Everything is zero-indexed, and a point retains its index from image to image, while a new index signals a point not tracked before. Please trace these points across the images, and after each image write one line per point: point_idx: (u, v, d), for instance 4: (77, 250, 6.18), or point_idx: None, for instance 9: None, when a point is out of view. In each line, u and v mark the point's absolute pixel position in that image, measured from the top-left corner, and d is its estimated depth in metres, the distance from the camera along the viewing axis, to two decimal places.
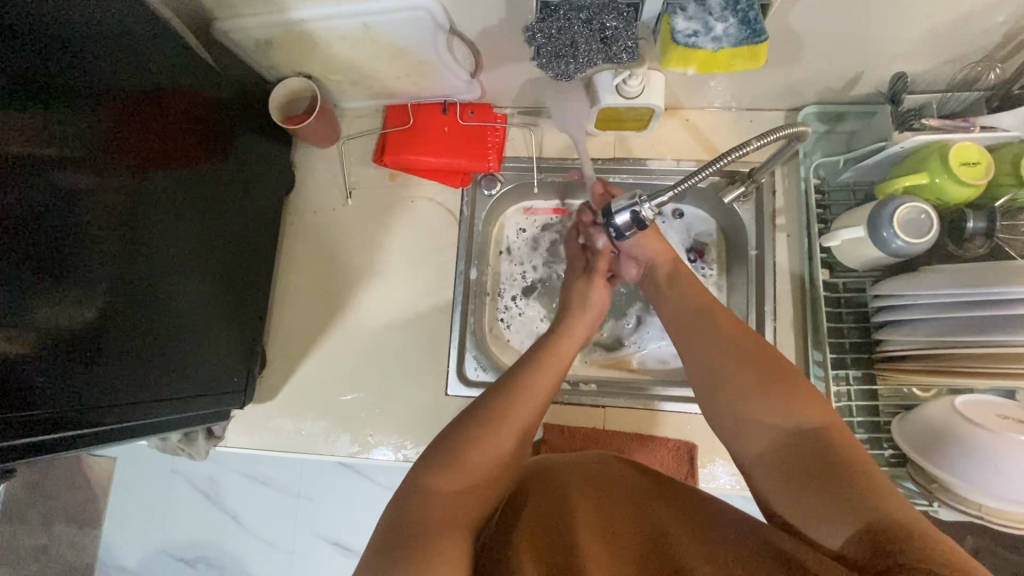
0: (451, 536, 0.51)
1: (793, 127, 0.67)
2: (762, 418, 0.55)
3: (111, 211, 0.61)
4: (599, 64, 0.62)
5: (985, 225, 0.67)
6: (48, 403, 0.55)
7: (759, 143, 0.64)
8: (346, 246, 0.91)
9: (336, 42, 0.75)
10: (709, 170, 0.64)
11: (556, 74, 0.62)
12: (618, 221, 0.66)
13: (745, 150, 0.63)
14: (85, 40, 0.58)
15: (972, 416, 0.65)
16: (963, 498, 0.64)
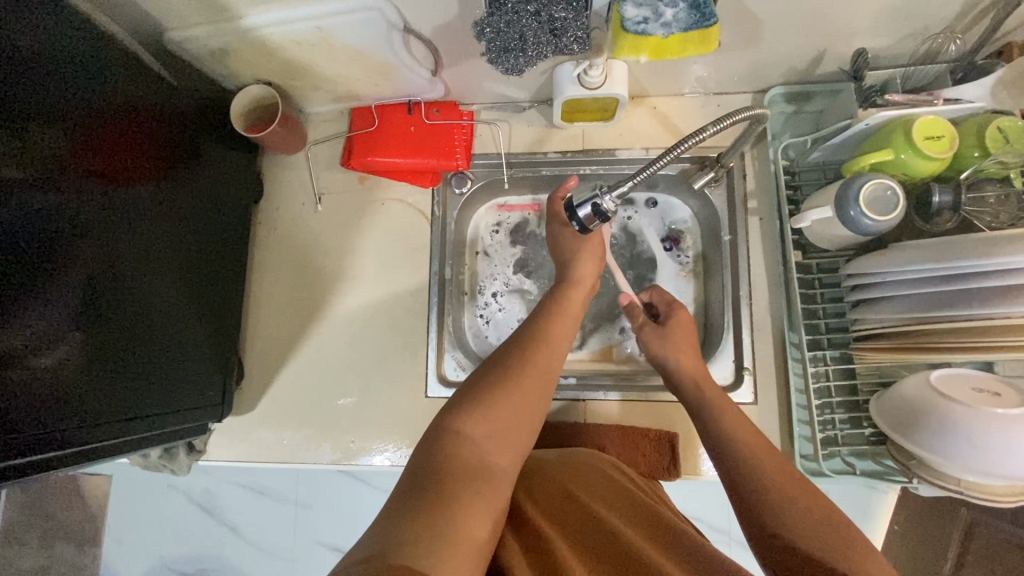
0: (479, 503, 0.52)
1: (753, 111, 0.66)
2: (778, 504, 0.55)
3: (84, 233, 0.61)
4: (550, 56, 0.61)
5: (951, 199, 0.66)
6: (30, 426, 0.55)
7: (715, 129, 0.63)
8: (320, 253, 0.90)
9: (294, 48, 0.74)
10: (668, 157, 0.62)
11: (506, 69, 0.62)
12: (581, 214, 0.65)
13: (701, 137, 0.62)
14: (41, 58, 0.57)
15: (947, 391, 0.65)
16: (941, 473, 0.65)
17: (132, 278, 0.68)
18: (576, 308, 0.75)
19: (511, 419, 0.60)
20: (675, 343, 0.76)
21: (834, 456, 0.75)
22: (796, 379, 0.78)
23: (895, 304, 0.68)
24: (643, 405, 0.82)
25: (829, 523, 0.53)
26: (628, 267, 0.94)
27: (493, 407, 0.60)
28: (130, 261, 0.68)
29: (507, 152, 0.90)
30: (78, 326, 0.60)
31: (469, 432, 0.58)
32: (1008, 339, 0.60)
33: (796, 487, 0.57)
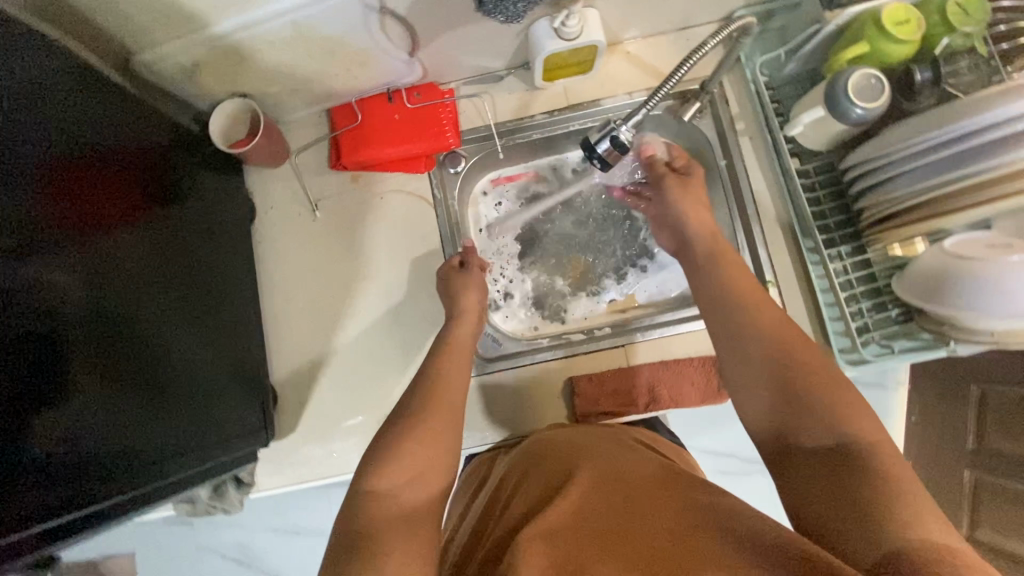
0: (411, 542, 0.51)
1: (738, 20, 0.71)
2: (806, 406, 0.53)
3: (75, 288, 0.56)
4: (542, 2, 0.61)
5: (932, 74, 0.69)
6: (60, 486, 0.51)
7: (712, 43, 0.66)
8: (326, 260, 0.88)
9: (270, 51, 0.72)
10: (665, 90, 0.66)
11: (503, 18, 0.61)
12: (601, 150, 0.66)
13: (700, 53, 0.66)
14: (27, 101, 0.53)
15: (961, 252, 0.68)
16: (974, 330, 0.69)
17: (138, 327, 0.63)
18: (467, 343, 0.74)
19: (431, 449, 0.60)
20: (695, 197, 0.75)
21: (869, 342, 0.78)
22: (816, 277, 0.81)
23: (905, 182, 0.70)
24: (681, 337, 0.84)
25: (833, 410, 0.51)
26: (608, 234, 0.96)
27: (405, 454, 0.58)
28: (131, 311, 0.63)
29: (495, 122, 0.90)
30: (98, 392, 0.56)
31: (383, 485, 0.56)
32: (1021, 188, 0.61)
33: (811, 367, 0.55)
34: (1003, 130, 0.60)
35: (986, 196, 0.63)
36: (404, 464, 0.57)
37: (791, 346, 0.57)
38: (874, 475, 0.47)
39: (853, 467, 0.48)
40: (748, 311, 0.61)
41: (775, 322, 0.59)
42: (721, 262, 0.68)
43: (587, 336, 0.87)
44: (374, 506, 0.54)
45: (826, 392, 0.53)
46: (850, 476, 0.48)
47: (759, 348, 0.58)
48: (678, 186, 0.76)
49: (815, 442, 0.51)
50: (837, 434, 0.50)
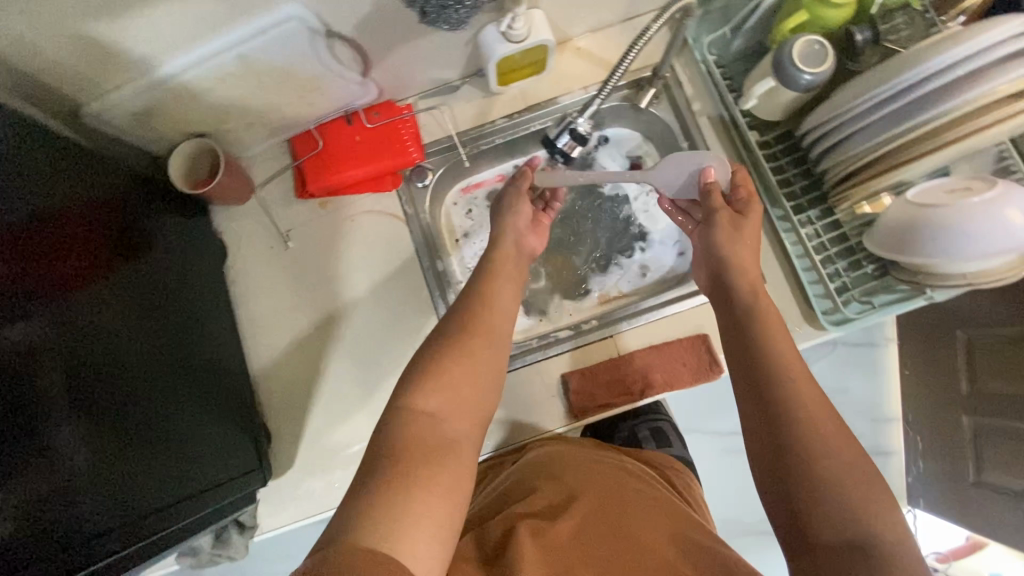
0: (440, 476, 0.58)
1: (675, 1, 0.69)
2: (812, 447, 0.55)
3: (53, 341, 0.55)
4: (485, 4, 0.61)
5: (871, 33, 0.71)
6: (49, 553, 0.50)
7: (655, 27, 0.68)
8: (305, 290, 0.87)
9: (221, 88, 0.72)
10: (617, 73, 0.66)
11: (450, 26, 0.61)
12: None
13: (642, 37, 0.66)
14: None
15: (925, 201, 0.70)
16: (948, 275, 0.70)
17: (123, 375, 0.63)
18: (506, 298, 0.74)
19: (469, 370, 0.66)
20: (744, 237, 0.70)
21: (851, 301, 0.79)
22: (790, 243, 0.82)
23: (861, 139, 0.72)
24: (667, 320, 0.85)
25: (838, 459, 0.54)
26: (592, 221, 0.99)
27: (445, 378, 0.64)
28: (115, 364, 0.62)
29: (457, 132, 0.90)
30: (88, 445, 0.55)
31: (424, 408, 0.62)
32: (983, 124, 0.63)
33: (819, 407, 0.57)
34: (953, 74, 0.63)
35: (947, 139, 0.65)
36: (438, 397, 0.63)
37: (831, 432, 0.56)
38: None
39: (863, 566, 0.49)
40: (787, 386, 0.59)
41: (817, 401, 0.58)
42: (756, 318, 0.65)
43: (575, 331, 0.87)
44: (412, 429, 0.60)
45: (853, 486, 0.53)
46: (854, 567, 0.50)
47: (793, 424, 0.57)
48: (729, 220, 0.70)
49: (832, 535, 0.52)
50: (857, 532, 0.51)
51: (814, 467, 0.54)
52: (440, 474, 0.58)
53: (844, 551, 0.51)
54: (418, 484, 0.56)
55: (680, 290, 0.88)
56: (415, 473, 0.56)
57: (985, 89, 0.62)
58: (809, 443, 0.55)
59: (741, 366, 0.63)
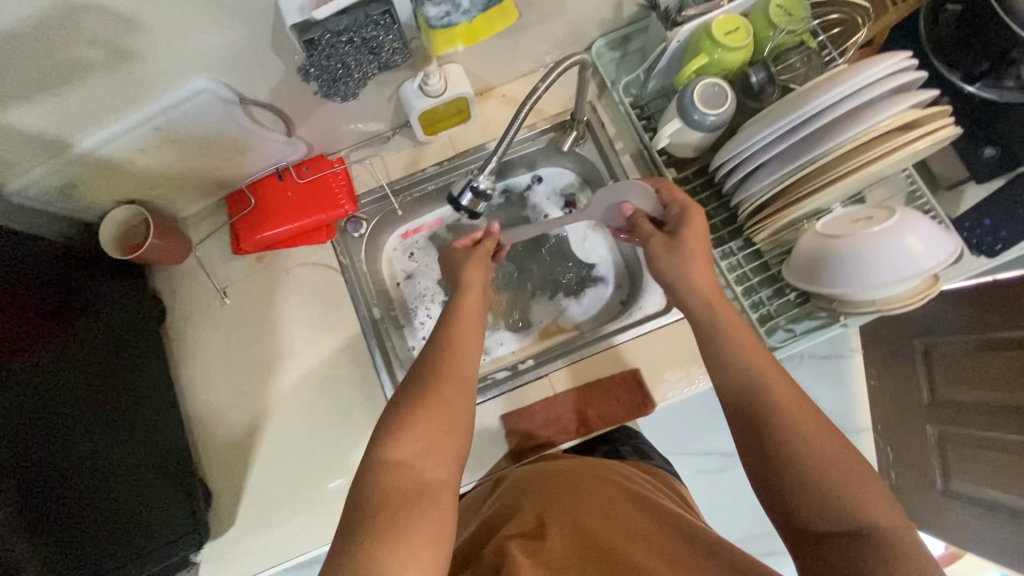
0: (421, 529, 0.53)
1: (573, 56, 0.68)
2: (796, 433, 0.57)
3: None
4: (378, 73, 0.66)
5: (766, 75, 0.75)
6: None
7: (546, 84, 0.67)
8: (244, 346, 0.88)
9: (142, 158, 0.74)
10: (515, 126, 0.66)
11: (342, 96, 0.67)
12: (464, 201, 0.65)
13: (535, 96, 0.66)
14: None
15: (831, 231, 0.72)
16: (860, 302, 0.72)
17: (50, 453, 0.66)
18: (472, 339, 0.71)
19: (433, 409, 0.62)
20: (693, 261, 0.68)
21: (776, 329, 0.80)
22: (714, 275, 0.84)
23: (765, 174, 0.74)
24: (602, 357, 0.86)
25: (821, 437, 0.56)
26: (532, 258, 1.00)
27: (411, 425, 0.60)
28: (26, 433, 0.64)
29: (388, 182, 0.92)
30: None
31: (396, 459, 0.58)
32: (865, 158, 0.66)
33: (790, 395, 0.59)
34: (836, 112, 0.67)
35: (835, 173, 0.68)
36: (416, 434, 0.59)
37: (817, 426, 0.57)
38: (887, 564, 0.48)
39: (867, 554, 0.50)
40: (757, 385, 0.60)
41: (795, 400, 0.59)
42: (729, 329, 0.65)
43: (512, 372, 0.88)
44: (384, 480, 0.57)
45: (842, 474, 0.54)
46: (861, 558, 0.50)
47: (779, 424, 0.57)
48: (662, 248, 0.70)
49: (831, 524, 0.52)
50: (851, 521, 0.52)
51: (805, 464, 0.55)
52: (425, 529, 0.54)
53: (843, 541, 0.51)
54: (404, 549, 0.51)
55: (616, 324, 0.90)
56: (397, 527, 0.52)
57: (864, 126, 0.65)
58: (796, 441, 0.56)
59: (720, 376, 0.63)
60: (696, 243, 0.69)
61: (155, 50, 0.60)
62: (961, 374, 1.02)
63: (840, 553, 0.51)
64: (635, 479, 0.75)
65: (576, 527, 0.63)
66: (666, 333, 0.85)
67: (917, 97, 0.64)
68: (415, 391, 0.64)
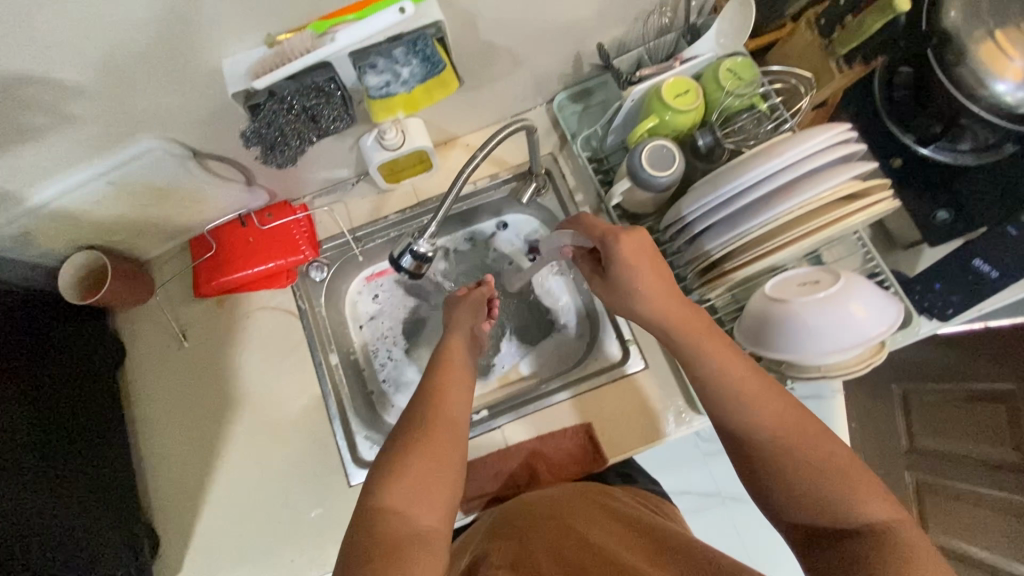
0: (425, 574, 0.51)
1: (520, 120, 0.71)
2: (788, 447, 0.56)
3: None
4: (317, 141, 0.68)
5: (712, 139, 0.75)
6: None
7: (485, 153, 0.69)
8: (200, 389, 0.88)
9: (98, 208, 0.75)
10: (454, 191, 0.68)
11: (281, 163, 0.69)
12: (405, 263, 0.68)
13: (472, 164, 0.68)
14: None
15: (778, 294, 0.72)
16: (806, 366, 0.72)
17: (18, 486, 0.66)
18: (461, 384, 0.68)
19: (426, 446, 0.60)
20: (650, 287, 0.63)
21: None
22: None
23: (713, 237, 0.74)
24: (555, 410, 0.85)
25: (806, 444, 0.56)
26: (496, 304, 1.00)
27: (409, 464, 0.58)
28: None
29: (350, 229, 0.94)
30: None
31: (392, 502, 0.56)
32: (791, 235, 0.68)
33: (776, 407, 0.58)
34: (766, 188, 0.68)
35: (765, 248, 0.69)
36: (404, 482, 0.57)
37: (800, 429, 0.57)
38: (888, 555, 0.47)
39: (866, 548, 0.49)
40: (742, 406, 0.59)
41: (777, 409, 0.58)
42: (699, 344, 0.62)
43: None
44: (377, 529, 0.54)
45: (832, 472, 0.53)
46: (861, 553, 0.49)
47: (762, 435, 0.57)
48: (607, 290, 0.68)
49: (825, 521, 0.52)
50: (843, 519, 0.52)
51: (793, 468, 0.55)
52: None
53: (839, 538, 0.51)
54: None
55: (570, 376, 0.90)
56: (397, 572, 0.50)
57: (792, 204, 0.67)
58: (780, 448, 0.56)
59: (698, 397, 0.62)
60: (635, 268, 0.63)
61: (101, 114, 0.61)
62: (940, 424, 1.01)
63: (840, 551, 0.50)
64: (628, 502, 0.74)
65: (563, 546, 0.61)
66: (619, 387, 0.85)
67: (857, 168, 0.65)
68: (406, 435, 0.61)
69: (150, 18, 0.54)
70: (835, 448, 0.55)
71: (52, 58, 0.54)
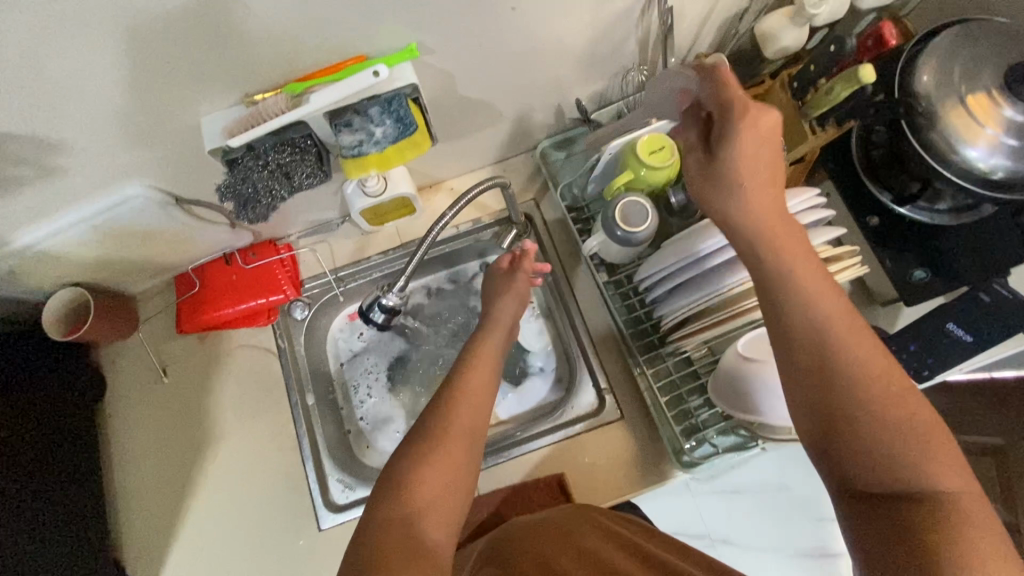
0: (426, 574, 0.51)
1: (491, 179, 0.75)
2: (869, 402, 0.47)
3: None
4: (289, 196, 0.68)
5: (684, 198, 0.79)
6: None
7: (453, 213, 0.72)
8: (178, 424, 0.89)
9: (83, 250, 0.77)
10: (423, 248, 0.72)
11: (253, 217, 0.70)
12: (373, 316, 0.75)
13: (440, 224, 0.71)
14: None
15: (753, 354, 0.70)
16: (776, 428, 0.71)
17: None
18: (484, 385, 0.69)
19: (449, 445, 0.61)
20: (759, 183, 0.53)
21: (703, 442, 0.79)
22: (643, 384, 0.84)
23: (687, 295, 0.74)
24: (528, 458, 0.85)
25: (887, 403, 0.47)
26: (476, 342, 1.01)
27: (428, 461, 0.59)
28: None
29: (333, 269, 0.95)
30: None
31: (412, 496, 0.57)
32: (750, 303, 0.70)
33: (865, 350, 0.49)
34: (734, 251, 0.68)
35: (729, 313, 0.71)
36: (426, 481, 0.58)
37: (882, 380, 0.48)
38: (951, 537, 0.42)
39: (930, 522, 0.43)
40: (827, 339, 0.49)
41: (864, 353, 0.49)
42: (791, 262, 0.52)
43: None
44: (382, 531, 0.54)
45: (908, 434, 0.46)
46: (919, 529, 0.43)
47: (839, 379, 0.48)
48: (698, 176, 0.56)
49: (887, 485, 0.46)
50: (907, 485, 0.45)
51: (865, 424, 0.47)
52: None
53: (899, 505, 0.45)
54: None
55: (546, 423, 0.88)
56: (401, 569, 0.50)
57: None
58: (856, 397, 0.48)
59: (769, 317, 0.52)
60: (745, 164, 0.53)
61: (85, 165, 0.64)
62: None
63: (897, 519, 0.45)
64: (632, 525, 0.70)
65: (566, 553, 0.61)
66: (594, 438, 0.85)
67: (825, 235, 0.66)
68: (423, 436, 0.62)
69: (132, 79, 0.56)
70: (920, 407, 0.47)
71: (37, 117, 0.56)
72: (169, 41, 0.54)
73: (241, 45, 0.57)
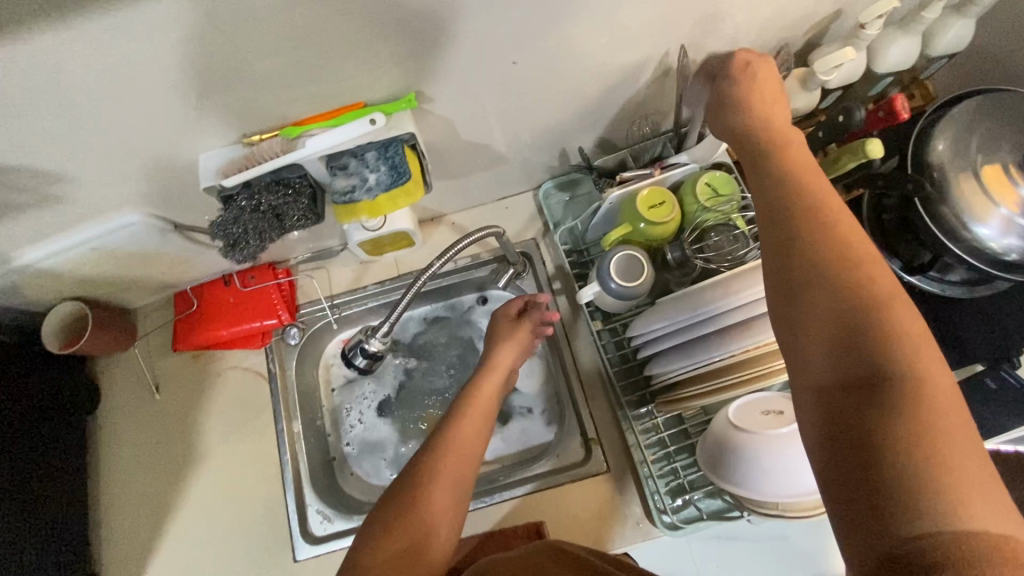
0: None
1: (488, 230, 0.77)
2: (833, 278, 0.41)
3: None
4: (281, 237, 0.68)
5: (681, 255, 0.77)
6: None
7: (442, 261, 0.74)
8: (166, 440, 0.90)
9: (83, 268, 0.78)
10: (409, 297, 0.75)
11: (241, 257, 0.70)
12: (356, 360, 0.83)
13: (427, 270, 0.74)
14: None
15: (741, 423, 0.68)
16: (763, 502, 0.68)
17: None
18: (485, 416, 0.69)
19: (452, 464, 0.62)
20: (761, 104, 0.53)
21: (687, 504, 0.78)
22: (631, 438, 0.82)
23: (679, 357, 0.72)
24: (508, 505, 0.83)
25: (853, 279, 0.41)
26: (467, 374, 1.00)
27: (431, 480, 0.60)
28: None
29: (329, 297, 0.95)
30: None
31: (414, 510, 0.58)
32: (747, 373, 0.68)
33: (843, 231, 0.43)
34: (728, 320, 0.67)
35: (721, 382, 0.70)
36: (431, 498, 0.59)
37: (854, 260, 0.42)
38: (900, 430, 0.35)
39: (874, 412, 0.36)
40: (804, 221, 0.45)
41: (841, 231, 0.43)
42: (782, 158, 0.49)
43: None
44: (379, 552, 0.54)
45: (870, 317, 0.39)
46: (864, 409, 0.37)
47: (799, 258, 0.43)
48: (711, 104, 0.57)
49: (833, 373, 0.39)
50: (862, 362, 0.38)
51: (819, 306, 0.41)
52: None
53: (843, 395, 0.38)
54: None
55: (531, 470, 0.88)
56: None
57: (749, 341, 0.66)
58: (815, 279, 0.42)
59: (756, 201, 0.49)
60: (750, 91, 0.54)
61: (85, 194, 0.65)
62: None
63: (841, 408, 0.38)
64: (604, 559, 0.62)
65: None
66: (576, 489, 0.83)
67: None
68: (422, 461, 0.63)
69: (132, 117, 0.57)
70: (891, 288, 0.40)
71: (38, 151, 0.57)
72: (171, 84, 0.54)
73: (242, 89, 0.58)
